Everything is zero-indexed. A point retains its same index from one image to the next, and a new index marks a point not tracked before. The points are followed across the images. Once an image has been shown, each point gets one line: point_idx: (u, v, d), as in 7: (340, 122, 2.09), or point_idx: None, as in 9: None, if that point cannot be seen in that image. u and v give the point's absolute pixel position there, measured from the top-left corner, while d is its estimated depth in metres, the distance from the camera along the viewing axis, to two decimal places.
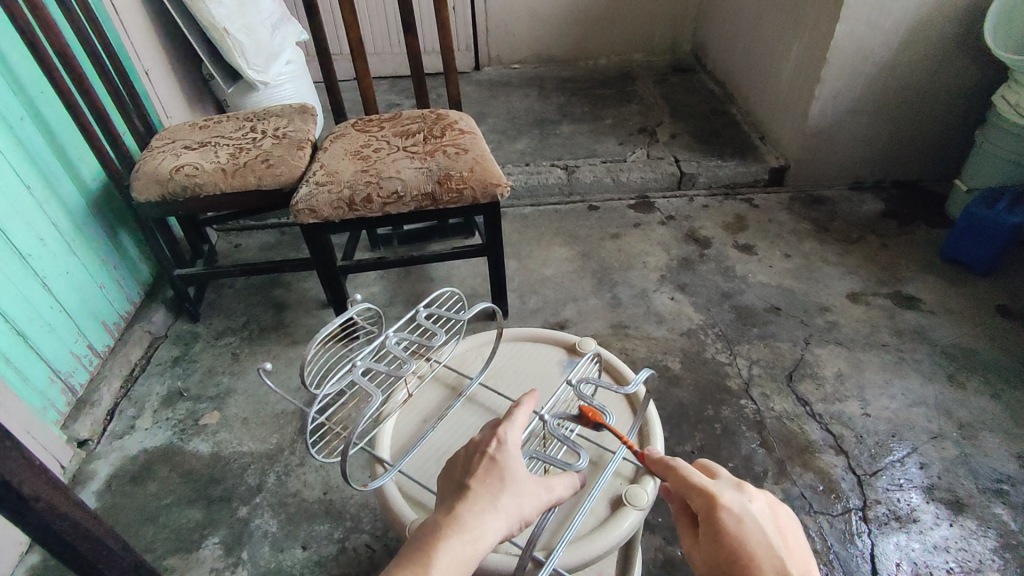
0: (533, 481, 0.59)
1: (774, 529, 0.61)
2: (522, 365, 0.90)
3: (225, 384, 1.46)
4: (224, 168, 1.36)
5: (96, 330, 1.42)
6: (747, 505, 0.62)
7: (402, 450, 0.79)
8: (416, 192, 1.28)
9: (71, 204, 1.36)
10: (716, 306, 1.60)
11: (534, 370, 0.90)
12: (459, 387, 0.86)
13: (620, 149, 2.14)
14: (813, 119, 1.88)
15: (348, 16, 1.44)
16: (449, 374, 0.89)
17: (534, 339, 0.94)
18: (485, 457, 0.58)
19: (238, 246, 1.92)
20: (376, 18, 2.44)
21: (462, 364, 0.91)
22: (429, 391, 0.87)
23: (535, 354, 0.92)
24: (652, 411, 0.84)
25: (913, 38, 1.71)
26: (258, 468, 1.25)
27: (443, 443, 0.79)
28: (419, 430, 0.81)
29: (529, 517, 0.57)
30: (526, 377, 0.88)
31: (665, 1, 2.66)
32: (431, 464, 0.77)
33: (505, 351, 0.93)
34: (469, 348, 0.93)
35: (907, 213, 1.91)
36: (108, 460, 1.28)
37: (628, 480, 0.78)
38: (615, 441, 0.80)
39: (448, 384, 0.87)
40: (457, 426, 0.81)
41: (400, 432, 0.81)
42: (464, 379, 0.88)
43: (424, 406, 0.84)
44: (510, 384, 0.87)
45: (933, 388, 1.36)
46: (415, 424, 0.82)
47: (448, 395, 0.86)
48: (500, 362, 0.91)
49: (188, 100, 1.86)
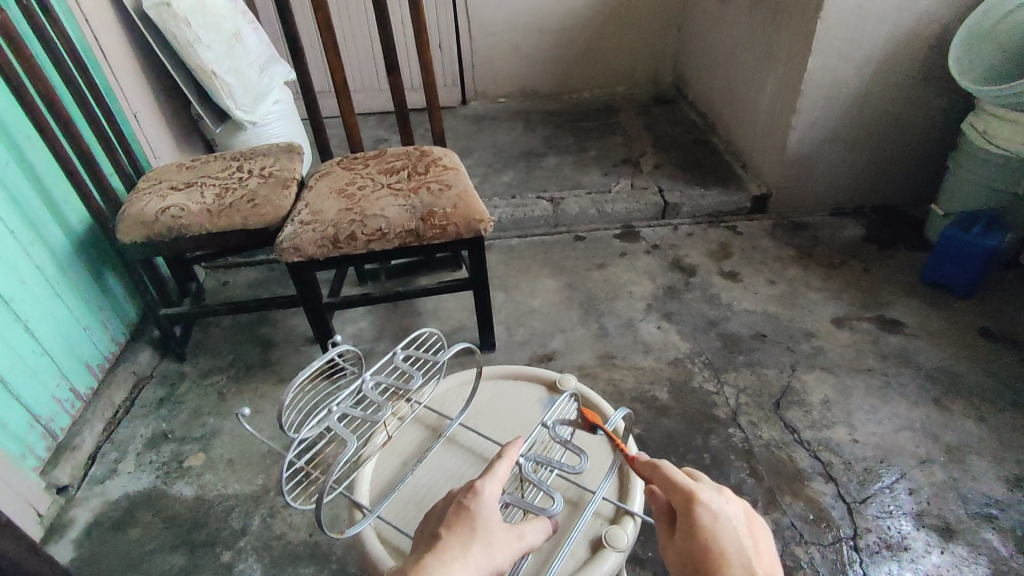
0: (505, 531, 0.58)
1: (747, 531, 0.63)
2: (503, 403, 0.91)
3: (210, 425, 1.44)
4: (210, 209, 1.37)
5: (80, 373, 1.40)
6: (721, 502, 0.64)
7: (382, 494, 0.79)
8: (400, 229, 1.29)
9: (56, 247, 1.36)
10: (702, 335, 1.61)
11: (515, 407, 0.90)
12: (440, 428, 0.86)
13: (604, 180, 2.17)
14: (792, 148, 1.92)
15: (333, 58, 1.47)
16: (430, 414, 0.89)
17: (515, 377, 0.95)
18: (458, 507, 0.59)
19: (226, 283, 1.92)
20: (363, 56, 2.50)
21: (443, 403, 0.91)
22: (410, 432, 0.86)
23: (517, 391, 0.93)
24: (631, 448, 0.84)
25: (883, 69, 1.77)
26: (243, 511, 1.23)
27: (423, 486, 0.79)
28: (399, 473, 0.81)
29: (502, 566, 0.56)
30: (507, 415, 0.89)
31: (645, 36, 2.73)
32: (411, 508, 0.77)
33: (487, 389, 0.93)
34: (450, 387, 0.93)
35: (888, 237, 1.94)
36: (89, 506, 1.26)
37: (609, 520, 0.77)
38: (596, 481, 0.80)
39: (429, 424, 0.87)
40: (438, 468, 0.81)
41: (380, 477, 0.81)
42: (445, 420, 0.87)
43: (404, 448, 0.84)
44: (491, 423, 0.87)
45: (919, 412, 1.37)
46: (395, 466, 0.82)
47: (429, 436, 0.85)
48: (481, 400, 0.91)
49: (176, 141, 1.88)
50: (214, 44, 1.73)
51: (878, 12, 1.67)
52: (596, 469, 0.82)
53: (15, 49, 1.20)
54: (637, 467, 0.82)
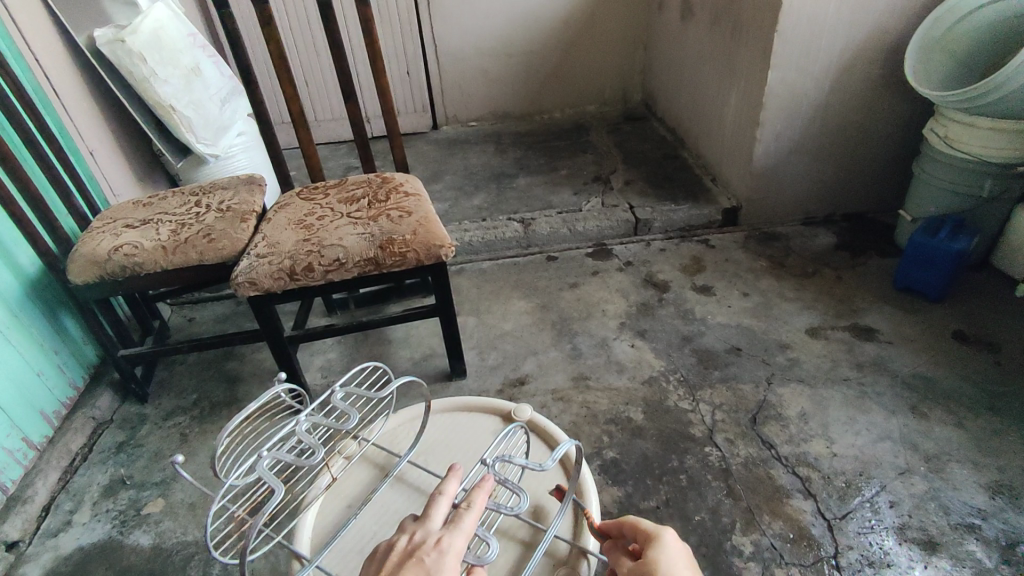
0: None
1: None
2: (455, 437, 0.87)
3: (171, 469, 1.39)
4: (164, 245, 1.34)
5: (33, 421, 1.35)
6: (673, 536, 0.66)
7: (323, 540, 0.75)
8: (359, 257, 1.26)
9: (4, 291, 1.32)
10: (676, 351, 1.59)
11: (469, 441, 0.87)
12: (388, 467, 0.83)
13: (575, 199, 2.16)
14: (758, 160, 1.92)
15: (289, 89, 1.46)
16: (378, 452, 0.86)
17: (469, 409, 0.92)
18: (418, 564, 0.55)
19: (191, 319, 1.87)
20: (331, 86, 2.50)
21: (393, 440, 0.88)
22: (357, 473, 0.83)
23: (471, 423, 0.90)
24: (585, 479, 0.81)
25: (842, 80, 1.78)
26: (202, 559, 1.18)
27: (367, 531, 0.75)
28: (343, 517, 0.77)
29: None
30: (459, 449, 0.85)
31: (612, 55, 2.75)
32: (353, 555, 0.73)
33: (439, 422, 0.90)
34: (401, 423, 0.90)
35: (859, 244, 1.94)
36: (39, 563, 1.20)
37: (562, 561, 0.73)
38: (548, 518, 0.77)
39: (376, 463, 0.84)
40: (384, 509, 0.77)
41: (322, 523, 0.77)
42: (394, 457, 0.84)
43: (349, 490, 0.80)
44: (442, 459, 0.84)
45: (897, 421, 1.35)
46: (339, 509, 0.78)
47: (377, 476, 0.82)
48: (432, 435, 0.88)
49: (137, 177, 1.85)
50: (172, 79, 1.72)
51: (833, 24, 1.68)
52: (549, 505, 0.79)
53: None
54: (592, 502, 0.79)
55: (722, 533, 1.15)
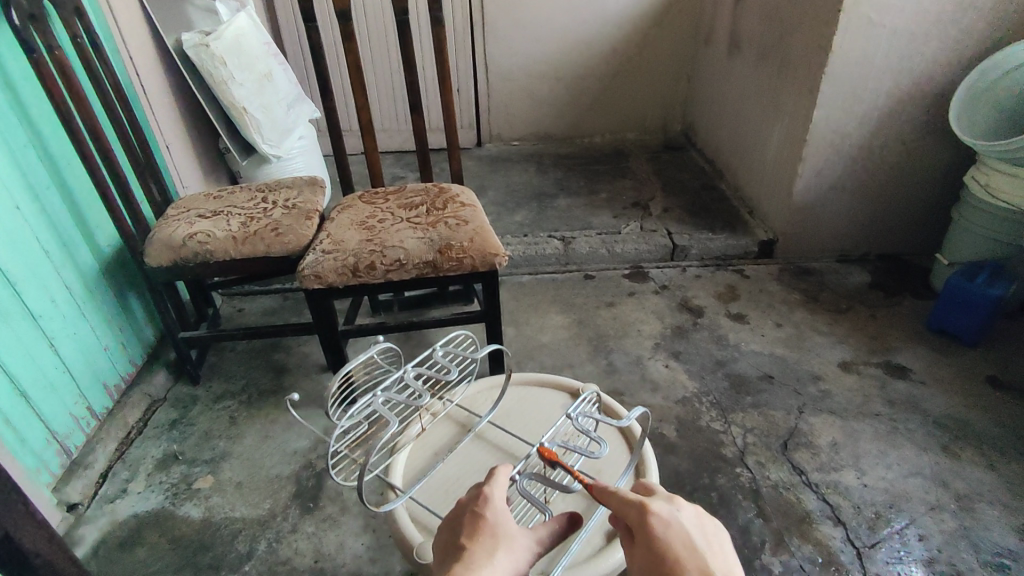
0: (523, 538, 0.64)
1: (698, 534, 0.61)
2: (528, 406, 1.04)
3: (221, 448, 1.46)
4: (235, 236, 1.43)
5: (97, 392, 1.43)
6: (667, 508, 0.63)
7: (413, 478, 0.93)
8: (419, 260, 1.34)
9: (85, 268, 1.41)
10: (709, 374, 1.63)
11: (539, 412, 1.03)
12: (469, 425, 1.00)
13: (614, 221, 2.22)
14: (798, 195, 1.97)
15: (360, 98, 1.55)
16: (460, 412, 1.04)
17: (541, 384, 1.08)
18: (473, 516, 0.64)
19: (241, 309, 1.96)
20: (385, 98, 2.61)
21: (472, 403, 1.05)
22: (442, 427, 1.01)
23: (542, 397, 1.06)
24: (646, 449, 0.93)
25: (885, 123, 1.84)
26: (250, 535, 1.24)
27: (451, 475, 0.92)
28: (431, 462, 0.95)
29: (521, 570, 0.61)
30: (531, 417, 1.02)
31: (656, 86, 2.84)
32: (438, 494, 0.90)
33: (515, 392, 1.07)
34: (480, 390, 1.07)
35: (894, 284, 1.97)
36: (97, 525, 1.27)
37: None
38: (612, 478, 0.90)
39: (458, 421, 1.02)
40: (464, 460, 0.95)
41: (413, 463, 0.95)
42: (473, 418, 1.02)
43: (435, 442, 0.98)
44: (516, 423, 1.01)
45: (928, 458, 1.37)
46: (426, 456, 0.96)
47: (459, 431, 1.00)
48: (508, 402, 1.05)
49: (203, 172, 1.96)
50: (247, 82, 1.83)
51: (880, 68, 1.74)
52: (614, 468, 0.92)
53: (65, 81, 1.29)
54: (652, 470, 0.90)
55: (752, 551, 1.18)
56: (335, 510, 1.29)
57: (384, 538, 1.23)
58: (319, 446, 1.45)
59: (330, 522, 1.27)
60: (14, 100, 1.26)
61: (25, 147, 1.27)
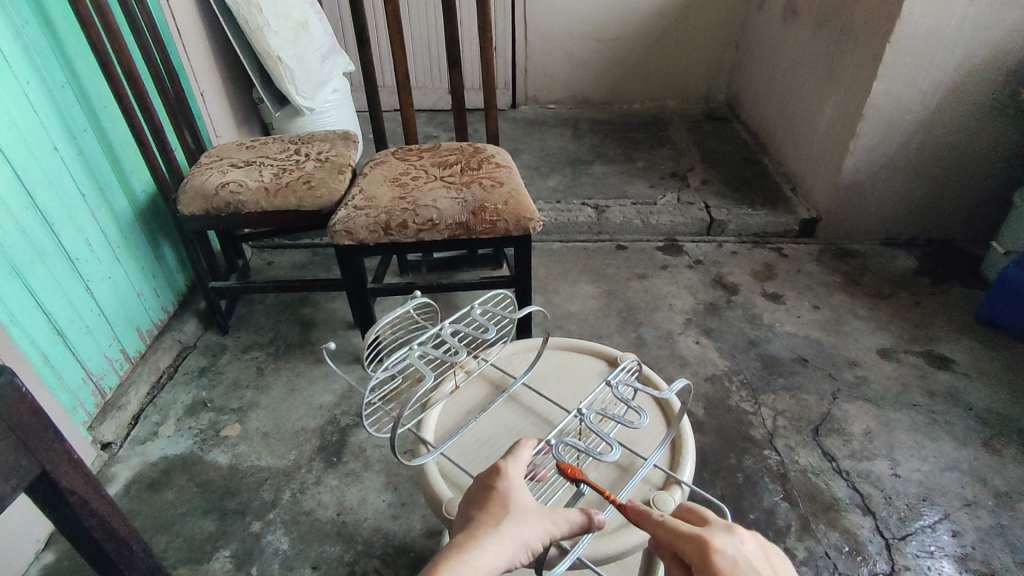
0: (537, 509, 0.61)
1: (766, 568, 0.55)
2: (563, 371, 1.02)
3: (248, 398, 1.47)
4: (267, 187, 1.41)
5: (130, 335, 1.45)
6: (730, 543, 0.56)
7: (445, 434, 0.92)
8: (451, 221, 1.31)
9: (120, 213, 1.42)
10: (741, 354, 1.59)
11: (574, 377, 1.01)
12: (503, 385, 0.99)
13: (650, 192, 2.15)
14: (847, 173, 1.88)
15: (397, 49, 1.50)
16: (494, 372, 1.02)
17: (578, 350, 1.06)
18: (490, 487, 0.62)
19: (270, 263, 1.96)
20: (420, 53, 2.55)
21: (508, 364, 1.03)
22: (476, 386, 0.99)
23: (578, 363, 1.04)
24: (683, 424, 0.90)
25: (950, 98, 1.72)
26: (274, 485, 1.26)
27: (483, 435, 0.91)
28: (463, 420, 0.94)
29: (533, 543, 0.59)
30: (566, 382, 1.00)
31: (701, 52, 2.71)
32: (469, 451, 0.89)
33: (550, 356, 1.05)
34: (516, 350, 1.05)
35: (941, 271, 1.89)
36: (129, 465, 1.31)
37: (657, 487, 0.83)
38: (647, 450, 0.88)
39: (492, 381, 1.00)
40: (495, 420, 0.93)
41: (445, 420, 0.94)
42: (508, 378, 1.00)
43: (469, 400, 0.97)
44: (551, 386, 0.99)
45: (967, 453, 1.32)
46: (460, 413, 0.95)
47: (493, 390, 0.98)
48: (544, 365, 1.03)
49: (236, 121, 1.94)
50: (283, 30, 1.78)
51: (951, 39, 1.62)
52: (649, 440, 0.89)
53: (104, 20, 1.27)
54: (689, 443, 0.87)
55: (777, 535, 1.16)
56: (358, 466, 1.30)
57: (406, 497, 1.24)
58: (344, 402, 1.46)
59: (353, 476, 1.28)
60: (52, 37, 1.24)
61: (62, 86, 1.26)
